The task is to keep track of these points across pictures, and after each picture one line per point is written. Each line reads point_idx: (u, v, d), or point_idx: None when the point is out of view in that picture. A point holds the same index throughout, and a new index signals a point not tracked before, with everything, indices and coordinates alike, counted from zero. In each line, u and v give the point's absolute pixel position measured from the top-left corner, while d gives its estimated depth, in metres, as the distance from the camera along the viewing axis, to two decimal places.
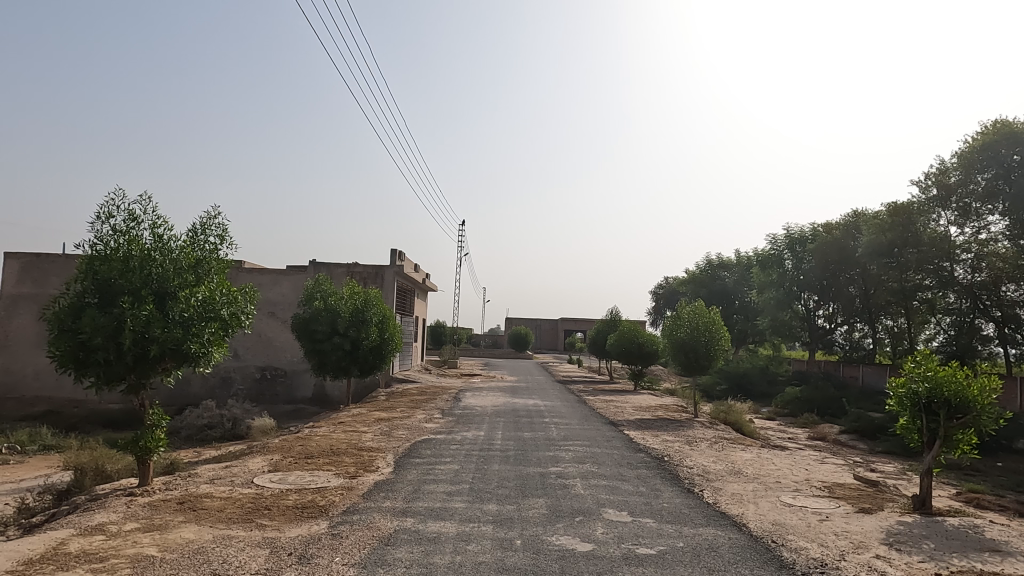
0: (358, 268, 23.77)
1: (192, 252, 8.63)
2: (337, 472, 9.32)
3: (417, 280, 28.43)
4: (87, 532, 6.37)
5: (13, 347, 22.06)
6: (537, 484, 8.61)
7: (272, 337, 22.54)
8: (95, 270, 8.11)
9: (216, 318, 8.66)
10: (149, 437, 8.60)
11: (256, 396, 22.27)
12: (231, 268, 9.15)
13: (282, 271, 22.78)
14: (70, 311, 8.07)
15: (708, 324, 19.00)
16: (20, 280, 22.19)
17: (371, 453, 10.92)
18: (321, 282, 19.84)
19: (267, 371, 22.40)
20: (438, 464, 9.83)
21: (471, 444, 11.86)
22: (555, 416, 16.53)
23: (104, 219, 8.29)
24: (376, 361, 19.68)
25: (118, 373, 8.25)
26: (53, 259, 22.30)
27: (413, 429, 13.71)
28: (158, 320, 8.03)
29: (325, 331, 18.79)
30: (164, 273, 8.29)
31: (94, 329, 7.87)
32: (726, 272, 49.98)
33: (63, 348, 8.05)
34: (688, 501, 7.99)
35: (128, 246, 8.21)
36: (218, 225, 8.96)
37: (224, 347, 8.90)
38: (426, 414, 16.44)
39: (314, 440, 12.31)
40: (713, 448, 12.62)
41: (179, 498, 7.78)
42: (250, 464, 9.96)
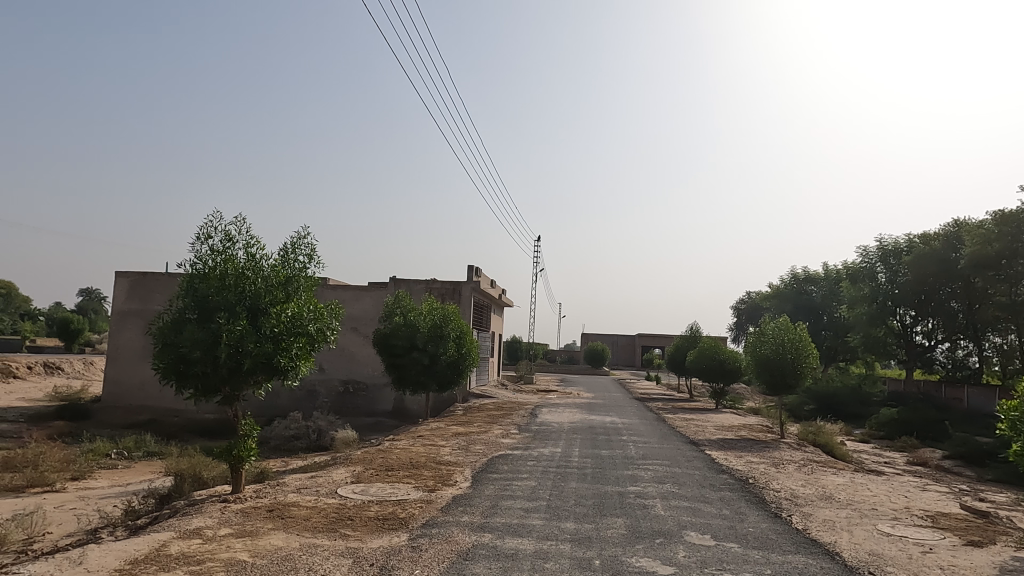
0: (436, 284, 24.26)
1: (283, 269, 9.05)
2: (416, 485, 9.47)
3: (494, 295, 28.76)
4: (185, 535, 6.73)
5: (122, 359, 23.75)
6: (615, 504, 8.46)
7: (354, 352, 23.26)
8: (195, 288, 8.67)
9: (304, 333, 9.03)
10: (241, 447, 9.01)
11: (338, 408, 22.99)
12: (317, 285, 9.51)
13: (364, 288, 23.51)
14: (172, 325, 8.66)
15: (793, 341, 18.21)
16: (128, 296, 23.93)
17: (449, 466, 11.04)
18: (402, 297, 20.35)
19: (350, 384, 23.11)
20: (515, 480, 9.84)
21: (548, 461, 11.79)
22: (633, 434, 16.26)
23: (203, 240, 8.86)
24: (454, 376, 19.93)
25: (214, 384, 8.73)
26: (157, 277, 23.93)
27: (491, 444, 13.76)
28: (250, 334, 8.47)
29: (404, 346, 19.26)
30: (257, 290, 8.75)
31: (193, 343, 8.37)
32: (813, 286, 48.00)
33: (167, 361, 8.61)
34: (775, 526, 7.63)
35: (224, 264, 8.72)
36: (306, 244, 9.36)
37: (311, 362, 9.24)
38: (503, 429, 16.51)
39: (394, 452, 12.58)
40: (801, 471, 12.00)
41: (269, 505, 8.14)
42: (334, 475, 10.30)
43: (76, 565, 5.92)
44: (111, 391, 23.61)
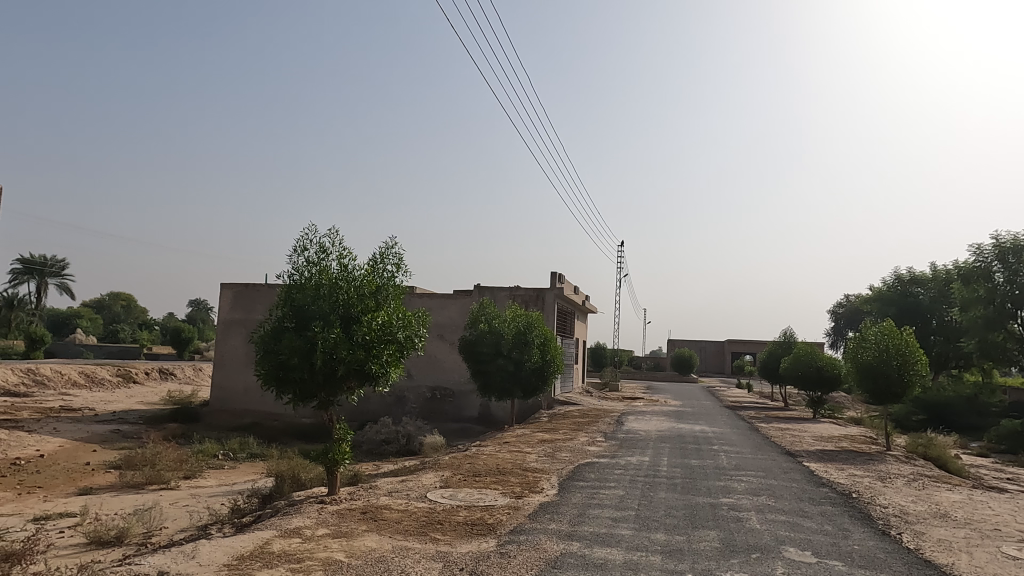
0: (520, 291, 24.37)
1: (374, 278, 9.35)
2: (503, 491, 9.52)
3: (578, 302, 28.61)
4: (286, 534, 7.07)
5: (227, 366, 25.26)
6: (707, 516, 8.18)
7: (441, 358, 23.70)
8: (293, 298, 9.11)
9: (393, 340, 9.30)
10: (336, 450, 9.37)
11: (426, 414, 23.47)
12: (405, 293, 9.76)
13: (450, 296, 23.95)
14: (273, 334, 9.14)
15: (899, 347, 17.06)
16: (232, 306, 25.44)
17: (536, 474, 11.04)
18: (486, 305, 20.60)
19: (437, 391, 23.58)
20: (603, 488, 9.71)
21: (636, 470, 11.56)
22: (725, 444, 15.73)
23: (299, 252, 9.31)
24: (538, 383, 19.96)
25: (311, 390, 9.12)
26: (258, 288, 25.31)
27: (577, 452, 13.65)
28: (344, 341, 8.81)
29: (489, 352, 19.47)
30: (349, 299, 9.10)
31: (291, 350, 8.80)
32: (920, 288, 44.85)
33: (268, 367, 9.08)
34: (884, 544, 7.15)
35: (318, 275, 9.12)
36: (394, 254, 9.64)
37: (400, 368, 9.49)
38: (589, 436, 16.37)
39: (481, 458, 12.71)
40: (912, 487, 11.19)
41: (363, 508, 8.41)
42: (424, 479, 10.52)
43: (190, 558, 6.33)
44: (218, 395, 25.16)
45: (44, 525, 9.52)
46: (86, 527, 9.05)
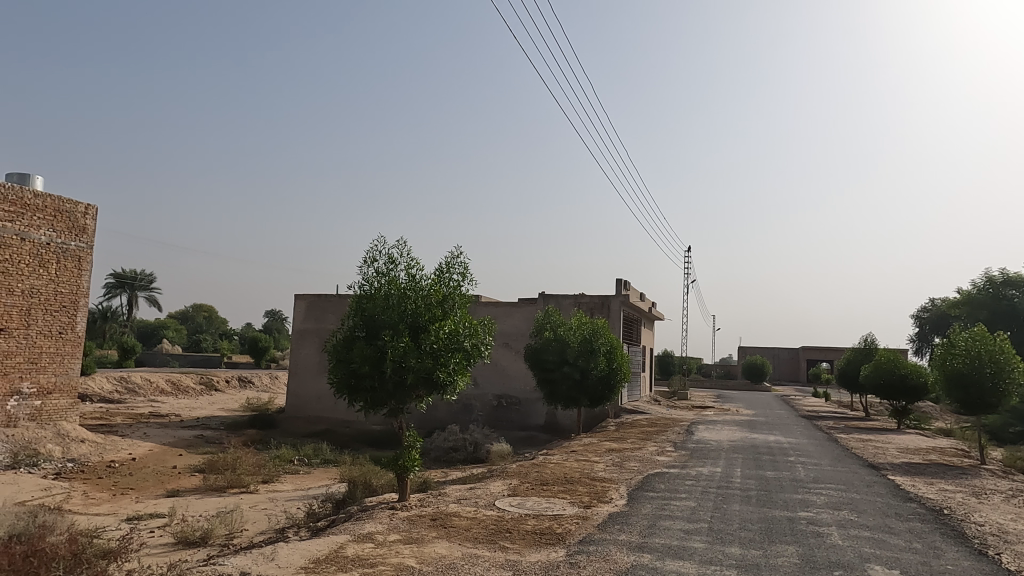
0: (585, 299, 24.22)
1: (440, 287, 9.49)
2: (571, 501, 9.44)
3: (644, 309, 28.17)
4: (360, 538, 7.24)
5: (301, 374, 26.15)
6: (785, 530, 7.88)
7: (507, 366, 23.79)
8: (363, 308, 9.36)
9: (460, 349, 9.41)
10: (406, 457, 9.54)
11: (493, 422, 23.59)
12: (471, 301, 9.86)
13: (515, 304, 24.03)
14: (345, 343, 9.40)
15: (993, 353, 15.99)
16: (306, 316, 26.34)
17: (604, 483, 10.90)
18: (551, 313, 20.57)
19: (503, 399, 23.67)
20: (674, 500, 9.49)
21: (707, 481, 11.23)
22: (802, 455, 15.11)
23: (369, 264, 9.57)
24: (605, 392, 19.76)
25: (381, 398, 9.32)
26: (330, 299, 26.13)
27: (646, 462, 13.40)
28: (413, 350, 8.99)
29: (555, 360, 19.41)
30: (417, 308, 9.26)
31: (362, 359, 9.03)
32: (1015, 290, 41.94)
33: (340, 375, 9.34)
34: (980, 565, 6.70)
35: (388, 285, 9.33)
36: (460, 263, 9.76)
37: (467, 376, 9.59)
38: (658, 446, 16.07)
39: (548, 467, 12.67)
40: (1011, 503, 10.42)
41: (433, 514, 8.51)
42: (492, 487, 10.56)
43: (269, 560, 6.56)
44: (293, 403, 26.06)
45: (136, 524, 10.08)
46: (174, 527, 9.54)
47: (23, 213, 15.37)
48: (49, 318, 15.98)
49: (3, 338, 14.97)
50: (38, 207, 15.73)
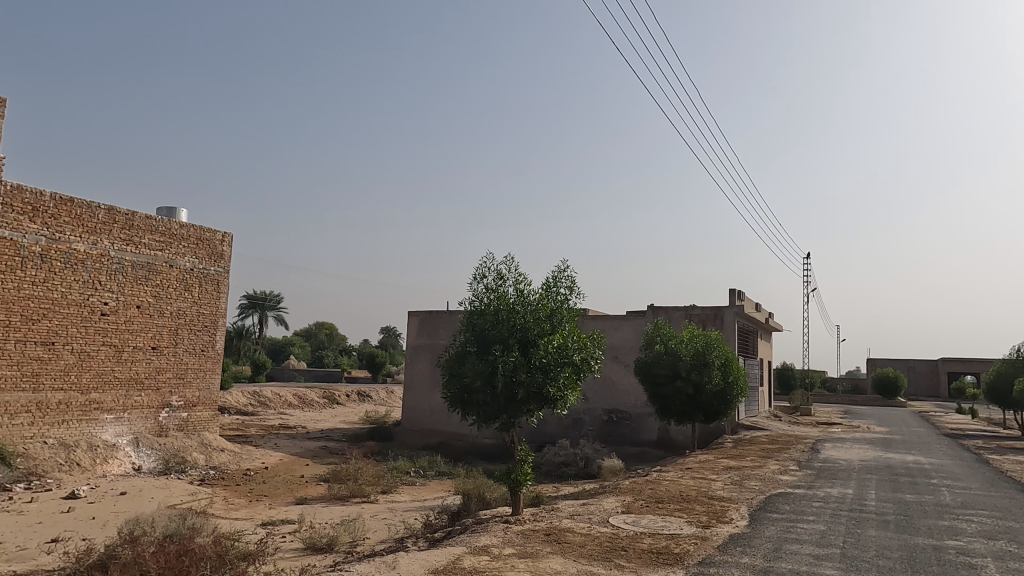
0: (696, 311, 23.47)
1: (548, 302, 9.53)
2: (689, 520, 9.11)
3: (760, 320, 26.91)
4: (476, 550, 7.36)
5: (416, 388, 27.07)
6: (930, 560, 7.21)
7: (617, 381, 23.44)
8: (475, 323, 9.59)
9: (570, 363, 9.41)
10: (519, 471, 9.61)
11: (604, 437, 23.26)
12: (580, 315, 9.83)
13: (623, 317, 23.70)
14: (457, 358, 9.66)
15: None
16: (419, 332, 27.28)
17: (723, 503, 10.43)
18: (661, 325, 20.10)
19: (614, 413, 23.30)
20: (801, 522, 8.94)
21: (836, 503, 10.46)
22: (947, 477, 13.77)
23: (479, 280, 9.80)
24: (720, 407, 19.03)
25: (494, 413, 9.45)
26: (441, 315, 26.94)
27: (768, 481, 12.71)
28: (523, 365, 9.09)
29: (667, 374, 18.91)
30: (525, 323, 9.36)
31: (475, 374, 9.23)
32: None
33: (454, 390, 9.59)
34: None
35: (497, 301, 9.51)
36: (567, 277, 9.79)
37: (578, 391, 9.55)
38: (781, 464, 15.22)
39: (663, 484, 12.31)
40: None
41: (547, 530, 8.51)
42: (605, 504, 10.41)
43: (391, 568, 6.82)
44: (409, 416, 26.99)
45: (270, 529, 10.80)
46: (303, 533, 10.14)
47: (171, 242, 17.01)
48: (193, 336, 17.54)
49: (156, 355, 16.59)
50: (183, 236, 17.35)
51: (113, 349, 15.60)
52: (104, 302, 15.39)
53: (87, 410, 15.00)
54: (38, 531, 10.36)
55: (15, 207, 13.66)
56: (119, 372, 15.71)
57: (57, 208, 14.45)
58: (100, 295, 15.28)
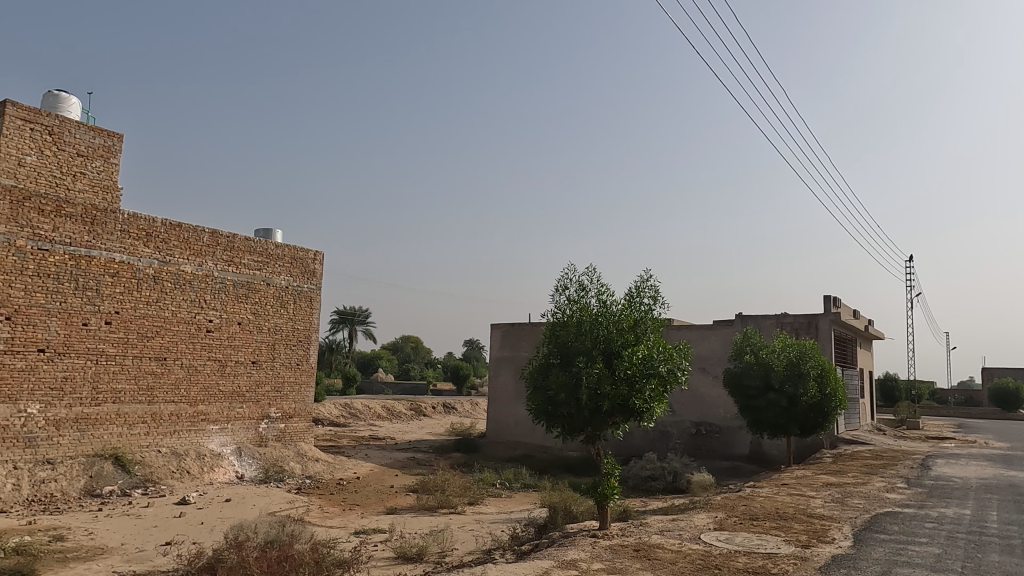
0: (788, 319, 22.49)
1: (631, 312, 9.41)
2: (786, 539, 8.69)
3: (859, 328, 25.46)
4: (564, 565, 7.31)
5: (500, 400, 27.27)
6: None
7: (705, 393, 22.75)
8: (557, 335, 9.60)
9: (656, 374, 9.22)
10: (605, 484, 9.48)
11: (692, 450, 22.59)
12: (665, 325, 9.65)
13: (710, 326, 23.02)
14: (541, 370, 9.68)
15: None
16: (502, 345, 27.51)
17: (824, 521, 9.88)
18: (751, 335, 19.39)
19: (702, 426, 22.60)
20: (912, 544, 8.34)
21: (952, 524, 9.70)
22: None
23: (561, 291, 9.80)
24: (817, 420, 18.10)
25: (578, 425, 9.38)
26: (523, 327, 27.07)
27: (873, 499, 11.95)
28: (607, 377, 8.99)
29: (758, 386, 18.19)
30: (609, 334, 9.27)
31: (558, 386, 9.21)
32: None
33: (538, 402, 9.60)
34: None
35: (579, 312, 9.48)
36: (650, 286, 9.63)
37: (664, 403, 9.33)
38: (886, 481, 14.28)
39: (758, 500, 11.81)
40: None
41: (636, 545, 8.34)
42: (697, 520, 10.09)
43: None
44: (494, 428, 27.20)
45: (363, 538, 11.14)
46: (394, 542, 10.40)
47: (268, 261, 17.96)
48: (289, 351, 18.41)
49: (255, 369, 17.52)
50: (279, 255, 18.28)
51: (218, 363, 16.60)
52: (209, 320, 16.41)
53: (195, 421, 16.01)
54: (154, 534, 11.12)
55: (132, 233, 14.85)
56: (223, 385, 16.69)
57: (168, 232, 15.58)
58: (205, 313, 16.32)
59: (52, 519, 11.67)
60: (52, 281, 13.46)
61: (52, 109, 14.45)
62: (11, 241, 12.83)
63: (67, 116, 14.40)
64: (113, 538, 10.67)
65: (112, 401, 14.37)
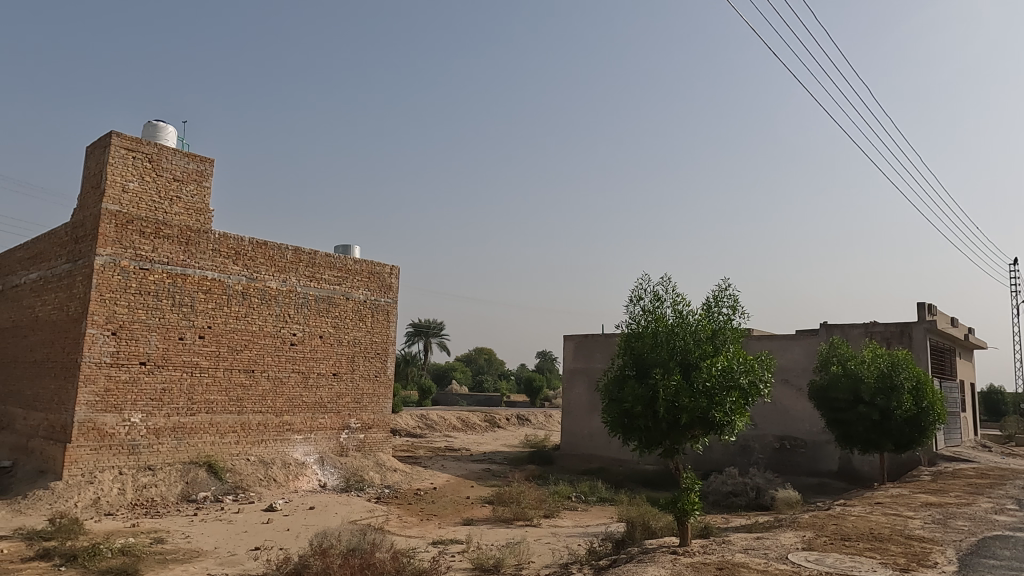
0: (878, 328, 21.33)
1: (709, 322, 9.18)
2: (883, 561, 8.19)
3: (958, 337, 23.83)
4: None
5: (574, 412, 27.08)
6: None
7: (788, 406, 21.84)
8: (632, 347, 9.47)
9: (736, 386, 8.92)
10: (685, 500, 9.22)
11: (776, 465, 21.69)
12: (745, 336, 9.35)
13: (793, 336, 22.13)
14: (616, 382, 9.55)
15: None
16: (575, 356, 27.35)
17: (925, 544, 9.25)
18: (837, 345, 18.50)
19: (786, 441, 21.68)
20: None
21: None
22: None
23: (635, 302, 9.67)
24: (913, 435, 17.03)
25: (656, 439, 9.18)
26: (597, 338, 26.84)
27: (980, 521, 11.10)
28: (685, 389, 8.77)
29: (846, 399, 17.31)
30: (686, 345, 9.06)
31: (635, 398, 9.06)
32: None
33: (613, 415, 9.46)
34: None
35: (655, 323, 9.33)
36: (729, 296, 9.37)
37: (746, 416, 9.01)
38: (993, 502, 13.26)
39: (850, 520, 11.19)
40: None
41: (719, 563, 8.07)
42: (783, 539, 9.66)
43: None
44: (568, 440, 27.01)
45: (441, 548, 11.27)
46: (472, 553, 10.47)
47: (347, 276, 18.57)
48: (367, 363, 18.94)
49: (336, 381, 18.11)
50: (357, 270, 18.88)
51: (301, 375, 17.26)
52: (293, 333, 17.12)
53: (281, 431, 16.70)
54: (244, 539, 11.63)
55: (222, 252, 15.70)
56: (306, 396, 17.34)
57: (254, 251, 16.37)
58: (290, 327, 17.02)
59: (154, 522, 12.42)
60: (152, 298, 14.39)
61: (152, 138, 15.52)
62: (117, 262, 13.83)
63: (165, 143, 15.43)
64: (208, 542, 11.25)
65: (205, 412, 15.18)
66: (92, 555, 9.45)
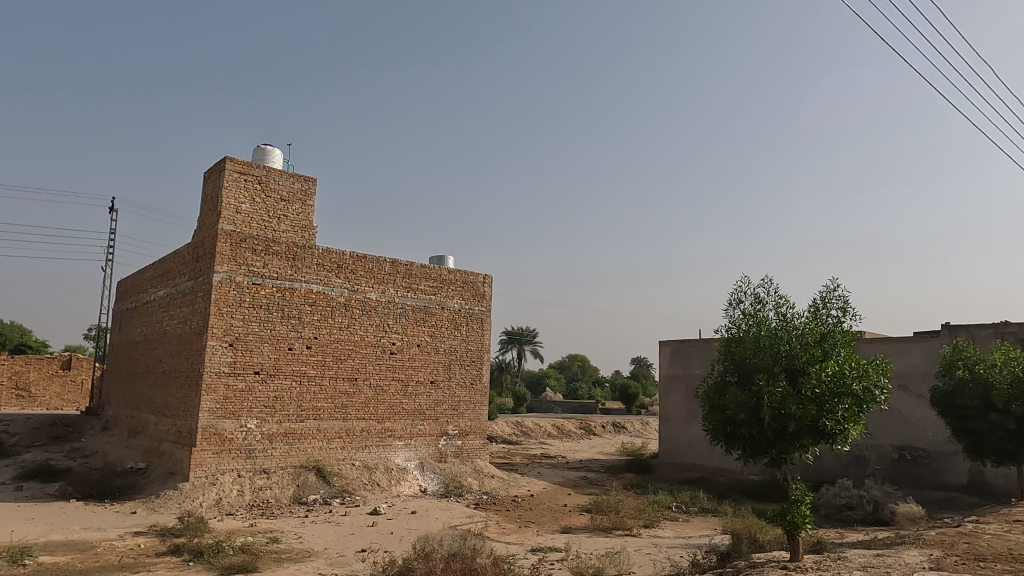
0: (1010, 328, 19.49)
1: (816, 326, 8.73)
2: None
3: None
4: None
5: (672, 420, 26.41)
6: None
7: (908, 413, 20.35)
8: (733, 352, 9.15)
9: (849, 393, 8.39)
10: (796, 513, 8.76)
11: (896, 477, 20.23)
12: (857, 340, 8.81)
13: (910, 339, 20.62)
14: (716, 389, 9.23)
15: None
16: (672, 362, 26.70)
17: None
18: (962, 348, 17.05)
19: (906, 451, 20.18)
20: None
21: None
22: None
23: (735, 305, 9.34)
24: None
25: (762, 447, 8.79)
26: (694, 343, 26.09)
27: None
28: (792, 396, 8.35)
29: (974, 406, 15.91)
30: (792, 350, 8.64)
31: (737, 405, 8.71)
32: None
33: (715, 422, 9.13)
34: None
35: (757, 327, 8.97)
36: (837, 297, 8.88)
37: (861, 425, 8.44)
38: None
39: (984, 538, 10.23)
40: None
41: None
42: (907, 557, 8.96)
43: None
44: (667, 448, 26.36)
45: (541, 555, 11.27)
46: (571, 561, 10.41)
47: (442, 286, 19.03)
48: (464, 371, 19.30)
49: (434, 388, 18.57)
50: (452, 280, 19.32)
51: (401, 383, 17.82)
52: (392, 342, 17.71)
53: (383, 437, 17.29)
54: (352, 541, 12.12)
55: (326, 266, 16.49)
56: (406, 404, 17.87)
57: (355, 264, 17.09)
58: (389, 337, 17.63)
59: (269, 522, 13.18)
60: (264, 311, 15.32)
61: (262, 161, 16.57)
62: (232, 278, 14.83)
63: (273, 166, 16.44)
64: (318, 543, 11.80)
65: (313, 418, 15.96)
66: (216, 552, 10.13)
